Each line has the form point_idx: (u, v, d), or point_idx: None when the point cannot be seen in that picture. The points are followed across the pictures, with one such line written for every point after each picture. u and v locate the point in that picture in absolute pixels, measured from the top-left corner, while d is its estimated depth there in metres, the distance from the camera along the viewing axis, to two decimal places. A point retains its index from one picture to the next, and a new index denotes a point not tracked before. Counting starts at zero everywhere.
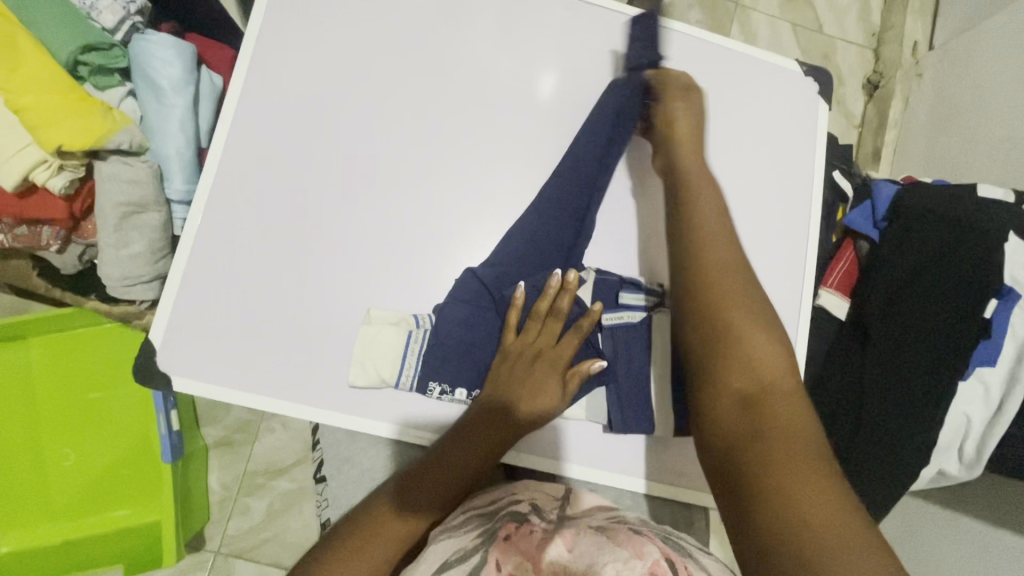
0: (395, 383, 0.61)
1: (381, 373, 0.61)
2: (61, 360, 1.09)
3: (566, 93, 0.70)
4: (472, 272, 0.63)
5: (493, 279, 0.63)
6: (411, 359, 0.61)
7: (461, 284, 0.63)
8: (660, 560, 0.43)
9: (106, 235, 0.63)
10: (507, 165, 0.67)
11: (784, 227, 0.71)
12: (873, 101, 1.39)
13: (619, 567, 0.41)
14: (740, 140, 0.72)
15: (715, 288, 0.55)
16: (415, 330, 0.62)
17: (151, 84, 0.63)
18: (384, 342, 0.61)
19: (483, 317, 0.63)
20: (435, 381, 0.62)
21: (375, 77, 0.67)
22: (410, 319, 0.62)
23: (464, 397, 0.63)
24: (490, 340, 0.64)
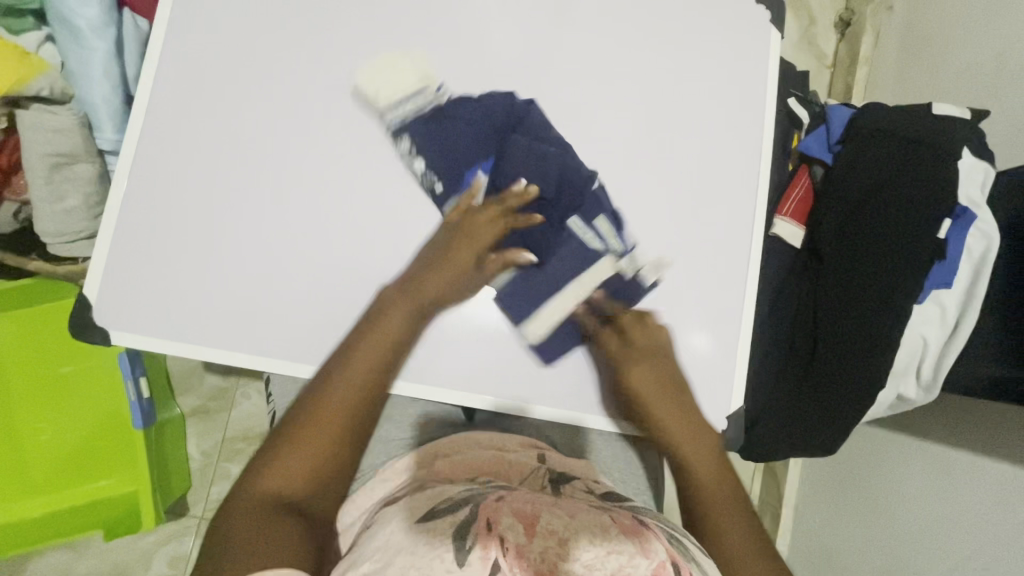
0: (389, 118, 0.64)
1: (378, 103, 0.64)
2: (28, 336, 1.08)
3: (508, 25, 0.67)
4: (511, 95, 0.66)
5: (523, 105, 0.66)
6: (411, 104, 0.64)
7: (492, 97, 0.66)
8: (666, 562, 0.41)
9: (38, 189, 0.63)
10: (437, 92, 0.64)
11: (737, 152, 0.68)
12: (845, 40, 1.35)
13: (623, 563, 0.40)
14: (692, 65, 0.69)
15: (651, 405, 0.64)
16: (429, 91, 0.65)
17: (69, 26, 0.60)
18: (393, 76, 0.64)
19: (490, 139, 0.65)
20: (410, 135, 0.64)
21: (307, 14, 0.64)
22: (432, 86, 0.65)
23: (418, 169, 0.64)
24: (466, 153, 0.65)
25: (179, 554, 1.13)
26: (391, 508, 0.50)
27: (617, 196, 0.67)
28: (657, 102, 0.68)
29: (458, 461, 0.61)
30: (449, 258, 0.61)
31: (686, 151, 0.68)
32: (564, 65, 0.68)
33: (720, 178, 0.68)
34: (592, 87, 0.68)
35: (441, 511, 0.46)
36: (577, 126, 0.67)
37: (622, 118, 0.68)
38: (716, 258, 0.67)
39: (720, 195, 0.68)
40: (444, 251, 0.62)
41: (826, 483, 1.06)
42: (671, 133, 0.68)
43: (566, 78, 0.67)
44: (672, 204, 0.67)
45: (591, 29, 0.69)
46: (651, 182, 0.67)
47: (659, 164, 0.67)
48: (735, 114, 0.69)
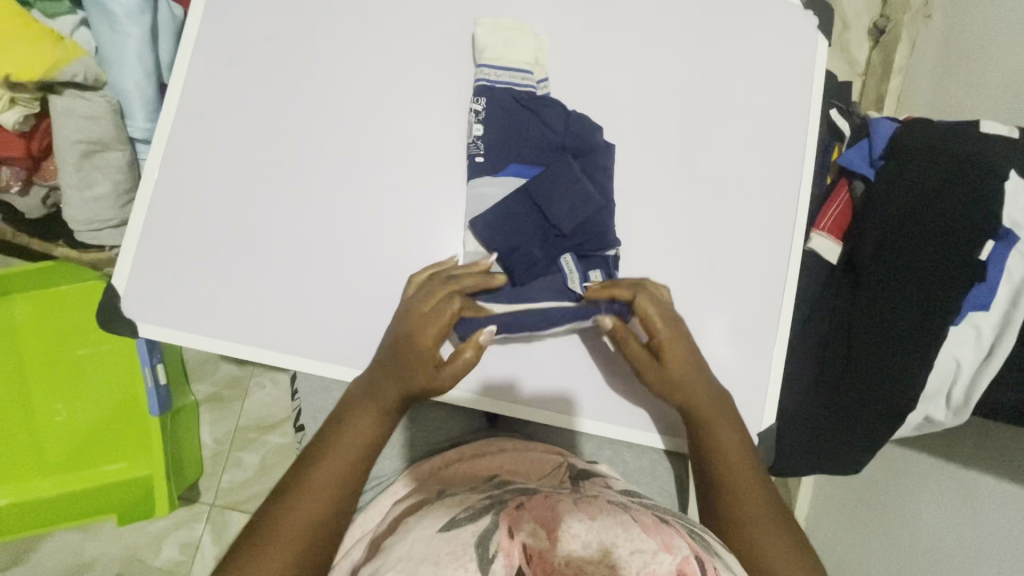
0: (479, 63, 0.63)
1: (485, 51, 0.63)
2: (46, 317, 1.08)
3: (550, 25, 0.66)
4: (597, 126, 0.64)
5: (595, 129, 0.64)
6: (506, 72, 0.63)
7: (578, 115, 0.64)
8: (690, 558, 0.40)
9: (67, 175, 0.62)
10: (487, 98, 0.63)
11: (777, 166, 0.67)
12: (879, 47, 1.32)
13: (647, 561, 0.38)
14: (734, 72, 0.68)
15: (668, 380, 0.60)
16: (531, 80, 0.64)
17: (104, 11, 0.59)
18: (516, 45, 0.63)
19: (559, 159, 0.62)
20: (484, 96, 0.62)
21: (345, 7, 0.63)
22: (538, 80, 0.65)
23: (475, 111, 0.63)
24: (526, 144, 0.63)
25: (189, 540, 1.13)
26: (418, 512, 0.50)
27: (653, 204, 0.65)
28: (697, 110, 0.67)
29: (480, 464, 0.59)
30: (408, 354, 0.57)
31: (724, 162, 0.67)
32: (604, 67, 0.66)
33: (757, 191, 0.67)
34: (631, 92, 0.66)
35: (463, 519, 0.44)
36: (614, 131, 0.66)
37: (661, 126, 0.66)
38: (750, 272, 0.66)
39: (758, 208, 0.67)
40: (407, 340, 0.57)
41: (841, 498, 1.05)
42: (710, 143, 0.67)
43: (605, 81, 0.66)
44: (708, 214, 0.66)
45: (632, 33, 0.67)
46: (688, 192, 0.66)
47: (696, 174, 0.66)
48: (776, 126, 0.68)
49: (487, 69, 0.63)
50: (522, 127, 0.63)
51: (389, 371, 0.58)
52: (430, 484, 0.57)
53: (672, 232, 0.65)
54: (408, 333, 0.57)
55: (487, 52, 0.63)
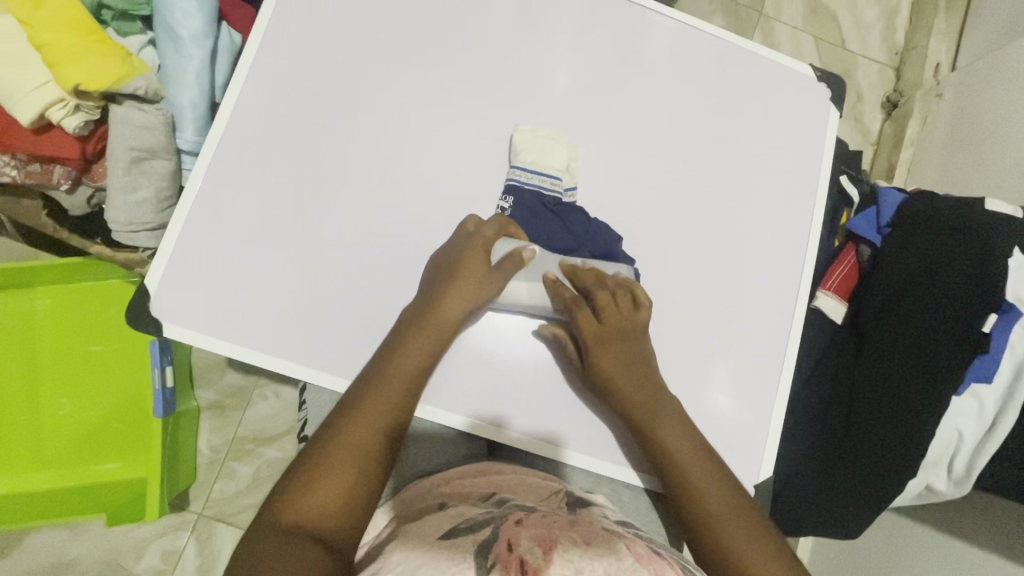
0: (512, 163, 0.67)
1: (520, 154, 0.66)
2: (67, 310, 1.11)
3: (575, 76, 0.71)
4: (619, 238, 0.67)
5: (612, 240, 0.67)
6: (537, 177, 0.66)
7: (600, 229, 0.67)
8: None
9: (115, 179, 0.65)
10: (514, 197, 0.66)
11: (782, 224, 0.71)
12: (891, 120, 1.38)
13: None
14: (746, 133, 0.72)
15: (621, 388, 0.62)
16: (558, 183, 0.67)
17: (172, 34, 0.64)
18: (547, 150, 0.67)
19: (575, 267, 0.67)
20: (513, 199, 0.66)
21: (391, 48, 0.69)
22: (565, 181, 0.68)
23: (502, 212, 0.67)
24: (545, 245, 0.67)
25: (173, 548, 1.13)
26: (417, 524, 0.51)
27: (666, 251, 0.68)
28: (712, 167, 0.71)
29: (477, 482, 0.61)
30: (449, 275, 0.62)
31: (735, 217, 0.70)
32: (623, 119, 0.71)
33: (765, 247, 0.70)
34: (652, 145, 0.70)
35: (463, 530, 0.46)
36: (630, 179, 0.69)
37: (677, 178, 0.70)
38: (754, 324, 0.68)
39: (763, 262, 0.69)
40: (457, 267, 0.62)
41: (835, 565, 1.03)
42: (722, 199, 0.70)
43: (623, 134, 0.70)
44: (715, 265, 0.68)
45: (657, 91, 0.72)
46: (697, 242, 0.69)
47: (708, 226, 0.69)
48: (783, 188, 0.72)
49: (519, 171, 0.66)
50: (544, 229, 0.67)
51: (430, 297, 0.61)
52: (423, 500, 0.59)
53: (682, 279, 0.68)
54: (456, 252, 0.63)
55: (521, 153, 0.66)
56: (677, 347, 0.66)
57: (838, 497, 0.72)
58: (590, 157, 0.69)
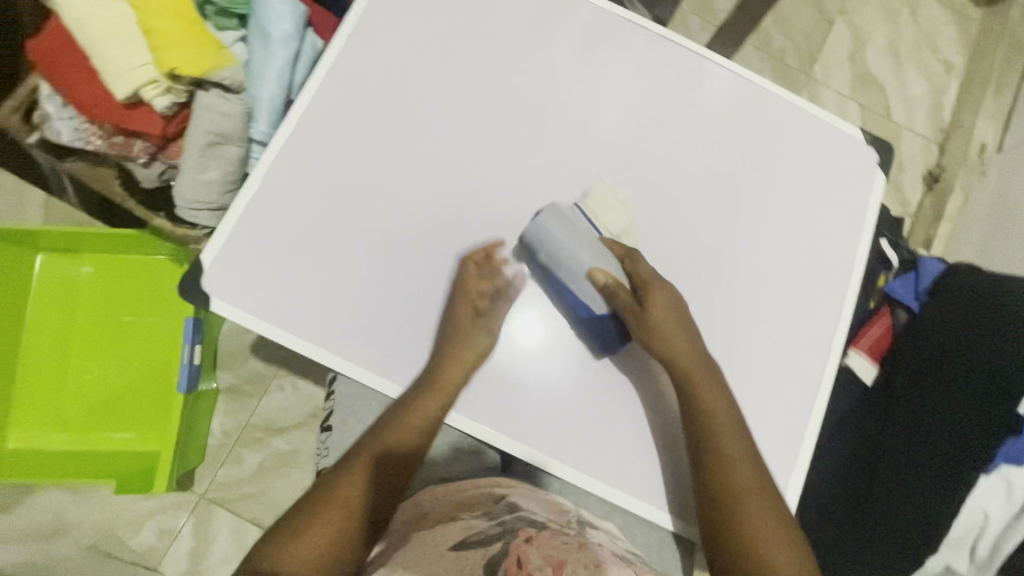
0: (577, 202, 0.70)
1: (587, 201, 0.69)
2: (110, 279, 1.16)
3: (630, 114, 0.74)
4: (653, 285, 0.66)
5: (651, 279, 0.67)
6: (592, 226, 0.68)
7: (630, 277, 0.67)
8: None
9: (189, 158, 0.69)
10: (548, 218, 0.66)
11: (817, 279, 0.72)
12: (931, 193, 1.38)
13: None
14: (790, 186, 0.74)
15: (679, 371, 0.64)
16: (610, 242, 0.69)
17: (263, 34, 0.69)
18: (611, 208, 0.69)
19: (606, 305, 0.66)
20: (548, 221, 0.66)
21: (460, 69, 0.73)
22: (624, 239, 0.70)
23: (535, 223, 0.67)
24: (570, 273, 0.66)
25: (171, 527, 1.14)
26: (429, 534, 0.53)
27: (699, 289, 0.69)
28: (754, 214, 0.72)
29: (492, 489, 0.62)
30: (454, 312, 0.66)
31: (771, 265, 0.71)
32: (671, 159, 0.73)
33: (798, 298, 0.70)
34: (697, 186, 0.72)
35: (473, 544, 0.49)
36: (672, 216, 0.71)
37: (718, 221, 0.71)
38: (781, 372, 0.68)
39: (796, 313, 0.70)
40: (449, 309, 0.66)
41: None
42: (761, 246, 0.71)
43: (669, 173, 0.72)
44: (747, 310, 0.69)
45: (707, 136, 0.74)
46: (731, 285, 0.70)
47: (744, 271, 0.70)
48: (823, 242, 0.73)
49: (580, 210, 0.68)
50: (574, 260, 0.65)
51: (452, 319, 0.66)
52: (438, 504, 0.61)
53: (711, 319, 0.69)
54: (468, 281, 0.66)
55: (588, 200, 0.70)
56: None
57: (847, 565, 0.69)
58: (636, 190, 0.71)
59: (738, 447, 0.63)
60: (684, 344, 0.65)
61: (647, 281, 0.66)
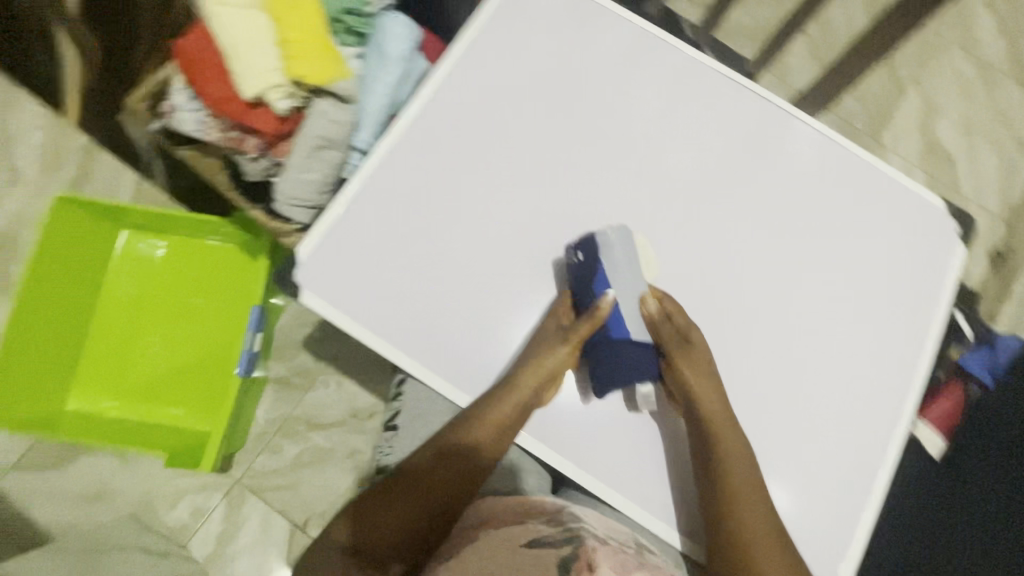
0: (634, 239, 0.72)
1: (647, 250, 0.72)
2: (183, 260, 1.23)
3: (712, 161, 0.76)
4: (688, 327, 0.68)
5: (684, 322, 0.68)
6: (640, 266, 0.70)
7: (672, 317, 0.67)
8: None
9: (295, 158, 0.74)
10: (596, 239, 0.68)
11: (881, 343, 0.72)
12: (996, 271, 1.35)
13: None
14: (863, 248, 0.75)
15: (699, 418, 0.65)
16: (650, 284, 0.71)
17: (380, 51, 0.75)
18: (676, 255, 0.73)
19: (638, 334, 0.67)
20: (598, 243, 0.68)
21: (554, 102, 0.77)
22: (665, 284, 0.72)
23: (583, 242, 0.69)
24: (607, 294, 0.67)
25: (203, 508, 1.17)
26: (500, 535, 0.58)
27: (761, 339, 0.71)
28: (822, 273, 0.74)
29: (557, 501, 0.66)
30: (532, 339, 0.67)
31: (834, 324, 0.73)
32: (748, 211, 0.75)
33: (857, 360, 0.72)
34: (769, 239, 0.74)
35: (543, 549, 0.54)
36: (743, 264, 0.73)
37: (786, 275, 0.73)
38: (833, 431, 0.70)
39: (855, 374, 0.71)
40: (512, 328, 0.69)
41: None
42: (825, 305, 0.73)
43: (744, 224, 0.74)
44: (807, 367, 0.71)
45: (785, 191, 0.76)
46: (793, 339, 0.72)
47: (806, 327, 0.72)
48: (889, 307, 0.74)
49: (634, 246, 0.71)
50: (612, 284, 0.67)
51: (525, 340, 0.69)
52: (503, 509, 0.65)
53: (771, 369, 0.71)
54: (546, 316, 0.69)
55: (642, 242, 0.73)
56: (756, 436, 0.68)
57: None
58: (711, 237, 0.74)
59: (752, 502, 0.63)
60: (708, 390, 0.65)
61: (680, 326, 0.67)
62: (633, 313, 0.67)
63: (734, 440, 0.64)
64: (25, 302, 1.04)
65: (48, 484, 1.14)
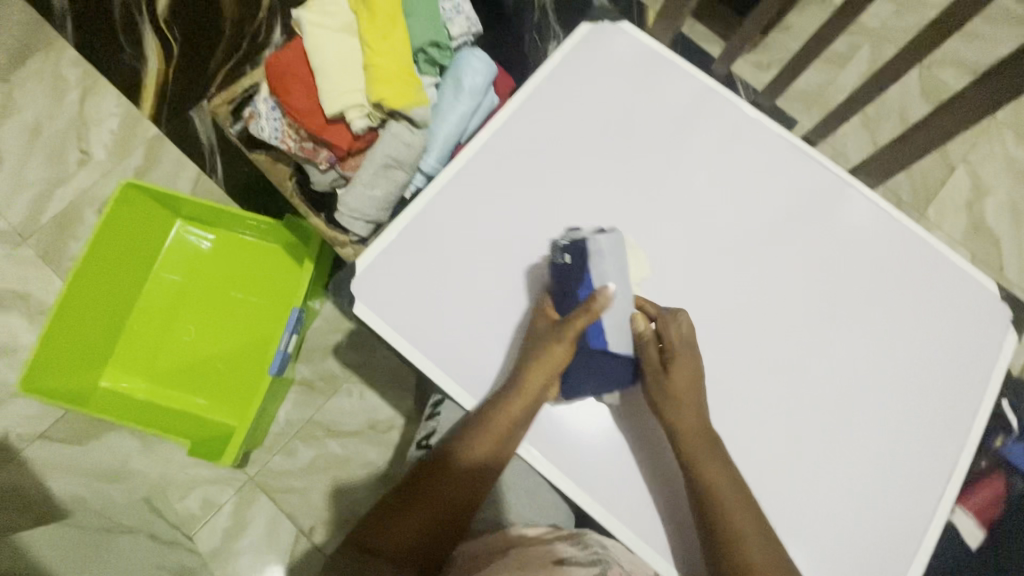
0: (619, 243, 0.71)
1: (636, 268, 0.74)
2: (229, 255, 1.27)
3: (765, 222, 0.78)
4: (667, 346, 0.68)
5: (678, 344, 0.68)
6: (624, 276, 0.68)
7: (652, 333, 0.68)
8: None
9: (363, 174, 0.77)
10: (586, 245, 0.68)
11: (923, 423, 0.71)
12: None
13: None
14: (911, 324, 0.75)
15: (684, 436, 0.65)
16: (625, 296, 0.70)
17: (456, 83, 0.80)
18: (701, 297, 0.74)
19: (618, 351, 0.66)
20: (587, 248, 0.67)
21: (615, 149, 0.79)
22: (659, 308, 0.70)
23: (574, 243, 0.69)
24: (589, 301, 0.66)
25: (214, 501, 1.18)
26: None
27: (800, 404, 0.71)
28: (868, 345, 0.74)
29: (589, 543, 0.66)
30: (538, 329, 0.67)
31: (876, 398, 0.72)
32: (797, 274, 0.76)
33: (898, 437, 0.71)
34: (817, 304, 0.75)
35: None
36: (787, 327, 0.74)
37: (830, 343, 0.74)
38: (869, 507, 0.68)
39: (893, 451, 0.70)
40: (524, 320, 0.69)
41: None
42: (869, 377, 0.73)
43: (791, 286, 0.75)
44: (844, 437, 0.70)
45: (836, 259, 0.77)
46: (833, 407, 0.71)
47: (846, 397, 0.72)
48: (933, 387, 0.73)
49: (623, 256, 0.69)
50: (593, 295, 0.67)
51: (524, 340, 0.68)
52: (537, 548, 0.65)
53: (807, 435, 0.70)
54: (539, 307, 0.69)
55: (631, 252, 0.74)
56: (788, 502, 0.68)
57: None
58: (758, 296, 0.75)
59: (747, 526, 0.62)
60: (693, 408, 0.66)
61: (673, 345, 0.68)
62: (614, 324, 0.65)
63: (722, 463, 0.65)
64: (79, 279, 1.08)
65: (70, 457, 1.17)
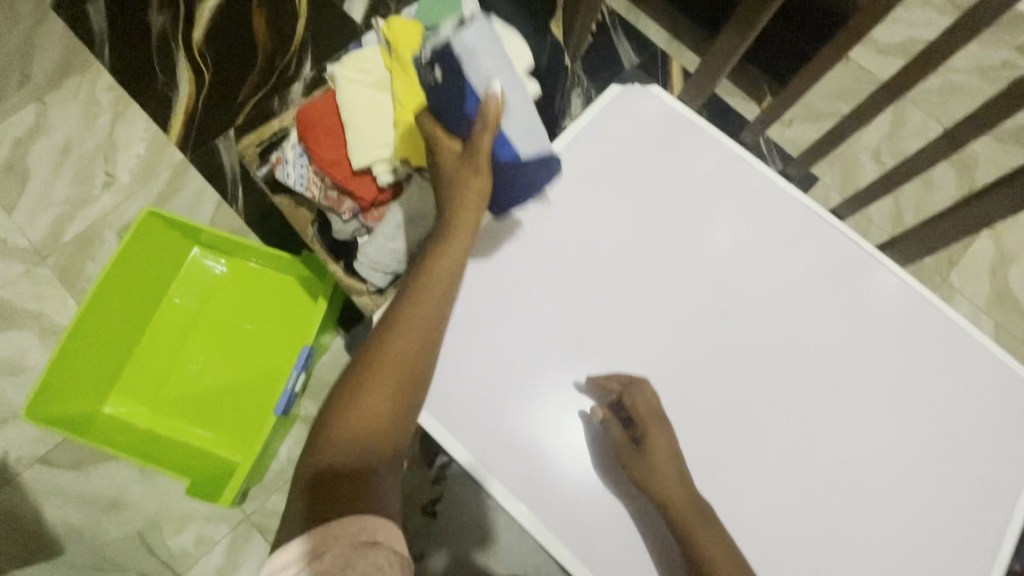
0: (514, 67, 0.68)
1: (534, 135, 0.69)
2: (242, 284, 1.26)
3: (790, 297, 0.76)
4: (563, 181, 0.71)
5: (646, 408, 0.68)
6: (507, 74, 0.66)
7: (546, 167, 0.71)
8: None
9: (385, 226, 0.77)
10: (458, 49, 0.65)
11: (949, 519, 0.69)
12: None
13: None
14: (940, 413, 0.72)
15: (675, 518, 0.63)
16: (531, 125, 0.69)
17: None
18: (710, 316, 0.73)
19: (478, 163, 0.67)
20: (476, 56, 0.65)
21: (640, 215, 0.79)
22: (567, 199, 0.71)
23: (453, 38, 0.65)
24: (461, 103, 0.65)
25: (208, 537, 1.15)
26: None
27: (816, 489, 0.69)
28: (893, 432, 0.71)
29: None
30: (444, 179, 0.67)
31: (899, 488, 0.70)
32: (822, 353, 0.74)
33: (920, 531, 0.68)
34: (840, 386, 0.73)
35: None
36: (809, 408, 0.72)
37: (854, 428, 0.71)
38: None
39: (915, 546, 0.68)
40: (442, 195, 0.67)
41: None
42: (892, 466, 0.70)
43: (815, 366, 0.73)
44: (864, 528, 0.68)
45: (863, 340, 0.75)
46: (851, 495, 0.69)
47: (867, 485, 0.70)
48: (963, 482, 0.70)
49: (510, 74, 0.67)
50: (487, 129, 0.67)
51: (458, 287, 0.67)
52: None
53: (824, 522, 0.68)
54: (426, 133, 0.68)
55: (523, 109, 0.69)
56: None
57: None
58: (780, 375, 0.73)
59: None
60: (678, 486, 0.65)
61: (641, 418, 0.67)
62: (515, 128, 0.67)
63: (718, 539, 0.63)
64: (93, 305, 1.08)
65: (67, 483, 1.15)
